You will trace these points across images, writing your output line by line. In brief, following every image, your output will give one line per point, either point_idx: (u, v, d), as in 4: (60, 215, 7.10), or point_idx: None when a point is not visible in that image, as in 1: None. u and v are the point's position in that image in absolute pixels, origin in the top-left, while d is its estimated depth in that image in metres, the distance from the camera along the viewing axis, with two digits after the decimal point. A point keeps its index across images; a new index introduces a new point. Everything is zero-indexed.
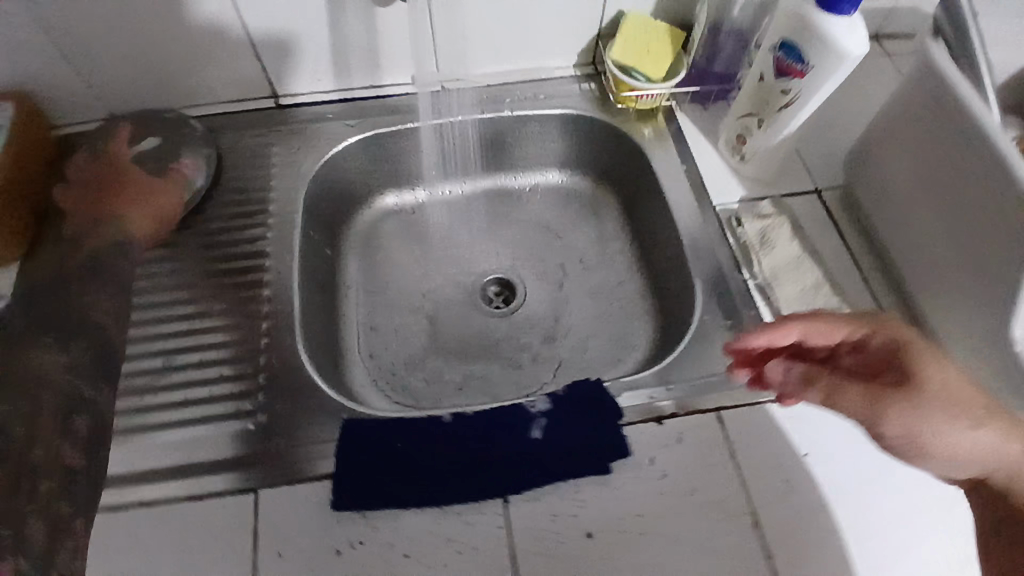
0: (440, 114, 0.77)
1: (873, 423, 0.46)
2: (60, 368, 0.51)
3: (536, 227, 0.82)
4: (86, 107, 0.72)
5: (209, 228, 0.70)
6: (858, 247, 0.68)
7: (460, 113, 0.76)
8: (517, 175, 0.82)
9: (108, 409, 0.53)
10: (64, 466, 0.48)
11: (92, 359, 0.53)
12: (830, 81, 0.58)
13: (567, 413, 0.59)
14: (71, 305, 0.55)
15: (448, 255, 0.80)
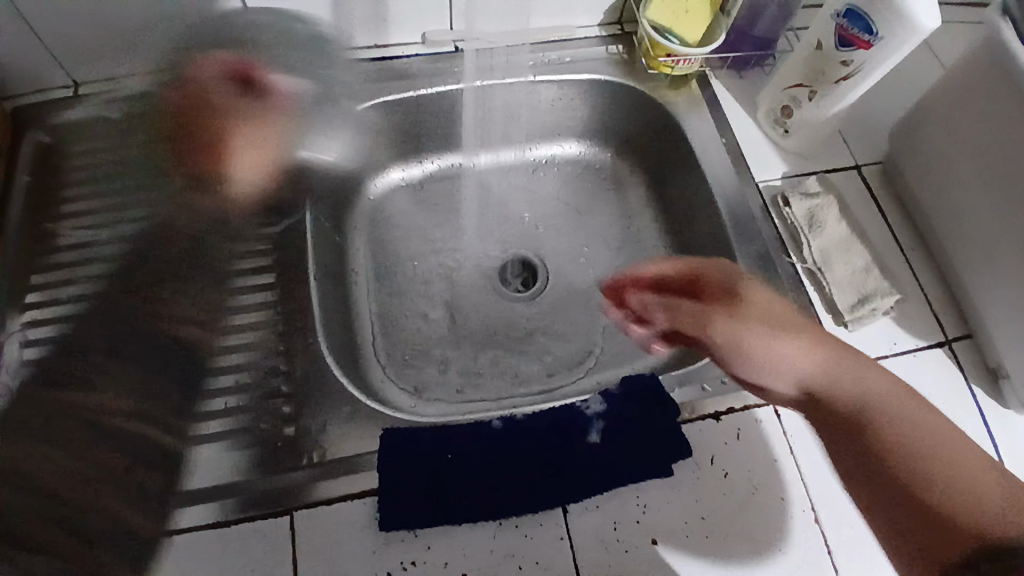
0: (485, 75, 0.69)
1: (706, 339, 0.53)
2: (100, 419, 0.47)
3: (556, 203, 0.76)
4: (48, 70, 0.62)
5: (204, 213, 0.62)
6: (899, 225, 0.65)
7: (506, 75, 0.69)
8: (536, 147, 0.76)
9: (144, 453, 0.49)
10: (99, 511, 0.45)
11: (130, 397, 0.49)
12: (897, 54, 0.56)
13: (624, 414, 0.56)
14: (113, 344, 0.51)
15: (464, 233, 0.74)
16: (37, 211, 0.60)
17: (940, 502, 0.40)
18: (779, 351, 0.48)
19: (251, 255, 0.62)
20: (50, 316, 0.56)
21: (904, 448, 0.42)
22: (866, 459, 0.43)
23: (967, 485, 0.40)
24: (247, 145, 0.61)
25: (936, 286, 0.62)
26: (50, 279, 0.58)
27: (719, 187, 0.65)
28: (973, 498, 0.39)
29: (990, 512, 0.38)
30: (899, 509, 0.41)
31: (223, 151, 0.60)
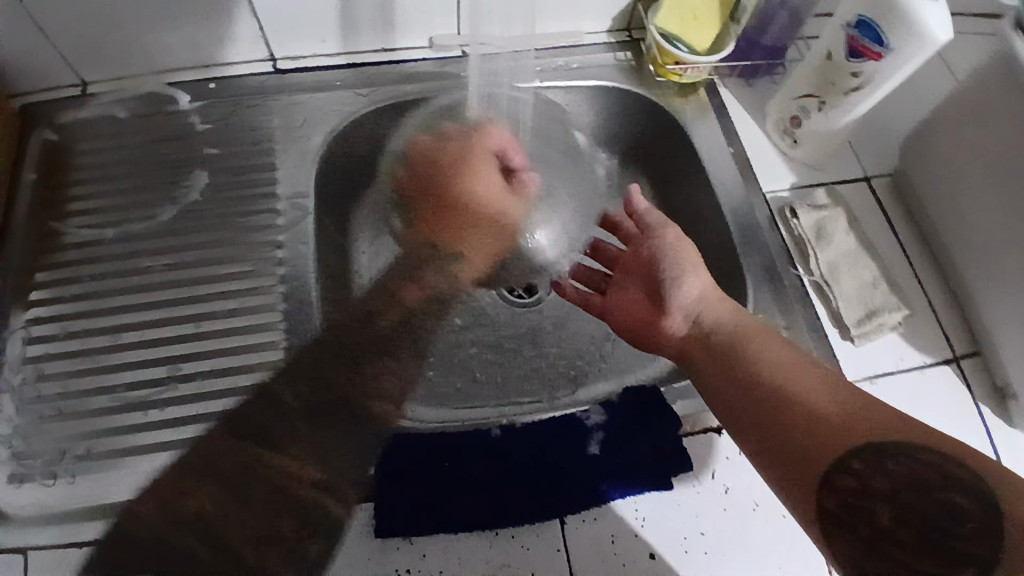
0: (490, 83, 0.69)
1: (638, 244, 0.62)
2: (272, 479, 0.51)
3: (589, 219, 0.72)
4: (56, 72, 0.62)
5: (209, 216, 0.62)
6: (908, 238, 0.64)
7: (513, 83, 0.69)
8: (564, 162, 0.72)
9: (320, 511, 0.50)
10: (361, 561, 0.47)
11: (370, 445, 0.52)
12: (908, 66, 0.55)
13: (625, 425, 0.55)
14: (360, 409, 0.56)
15: None
16: (44, 213, 0.61)
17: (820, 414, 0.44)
18: (688, 287, 0.56)
19: (253, 255, 0.60)
20: (56, 313, 0.57)
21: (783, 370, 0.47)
22: (748, 384, 0.48)
23: (843, 398, 0.45)
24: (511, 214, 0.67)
25: (945, 301, 0.61)
26: (56, 276, 0.59)
27: (727, 197, 0.65)
28: (850, 408, 0.44)
29: (864, 417, 0.44)
30: (784, 427, 0.45)
31: (485, 225, 0.67)
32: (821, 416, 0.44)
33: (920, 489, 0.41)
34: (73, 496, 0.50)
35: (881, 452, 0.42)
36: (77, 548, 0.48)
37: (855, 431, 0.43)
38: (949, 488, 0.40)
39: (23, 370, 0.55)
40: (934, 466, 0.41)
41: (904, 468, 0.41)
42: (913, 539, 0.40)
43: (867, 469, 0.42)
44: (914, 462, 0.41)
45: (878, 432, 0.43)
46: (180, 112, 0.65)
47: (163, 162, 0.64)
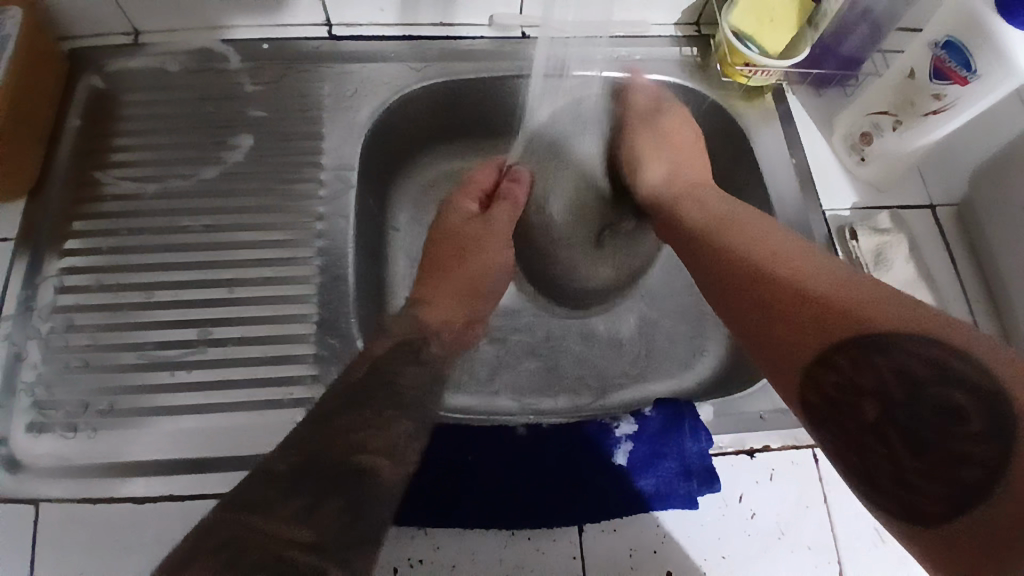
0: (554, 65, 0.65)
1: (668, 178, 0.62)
2: (295, 545, 0.37)
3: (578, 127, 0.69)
4: (109, 19, 0.62)
5: (251, 178, 0.61)
6: (968, 273, 0.60)
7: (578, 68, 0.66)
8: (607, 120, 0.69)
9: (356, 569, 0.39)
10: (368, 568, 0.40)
11: (342, 522, 0.40)
12: (994, 96, 0.52)
13: (657, 438, 0.53)
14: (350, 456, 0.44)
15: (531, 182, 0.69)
16: (86, 161, 0.61)
17: (809, 306, 0.40)
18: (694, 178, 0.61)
19: (292, 225, 0.59)
20: (89, 265, 0.57)
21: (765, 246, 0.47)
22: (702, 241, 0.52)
23: (864, 285, 0.39)
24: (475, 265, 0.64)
25: (999, 344, 0.58)
26: (93, 227, 0.58)
27: (783, 212, 0.62)
28: (898, 305, 0.37)
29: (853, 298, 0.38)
30: (807, 320, 0.39)
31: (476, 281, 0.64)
32: (844, 313, 0.38)
33: (914, 387, 0.34)
34: (93, 451, 0.50)
35: (876, 347, 0.36)
36: (92, 504, 0.48)
37: (830, 315, 0.38)
38: (954, 386, 0.33)
39: (52, 319, 0.54)
40: (930, 368, 0.34)
41: (917, 360, 0.34)
42: (904, 444, 0.34)
43: (875, 374, 0.36)
44: (933, 356, 0.34)
45: (875, 322, 0.37)
46: (230, 70, 0.64)
47: (209, 121, 0.63)
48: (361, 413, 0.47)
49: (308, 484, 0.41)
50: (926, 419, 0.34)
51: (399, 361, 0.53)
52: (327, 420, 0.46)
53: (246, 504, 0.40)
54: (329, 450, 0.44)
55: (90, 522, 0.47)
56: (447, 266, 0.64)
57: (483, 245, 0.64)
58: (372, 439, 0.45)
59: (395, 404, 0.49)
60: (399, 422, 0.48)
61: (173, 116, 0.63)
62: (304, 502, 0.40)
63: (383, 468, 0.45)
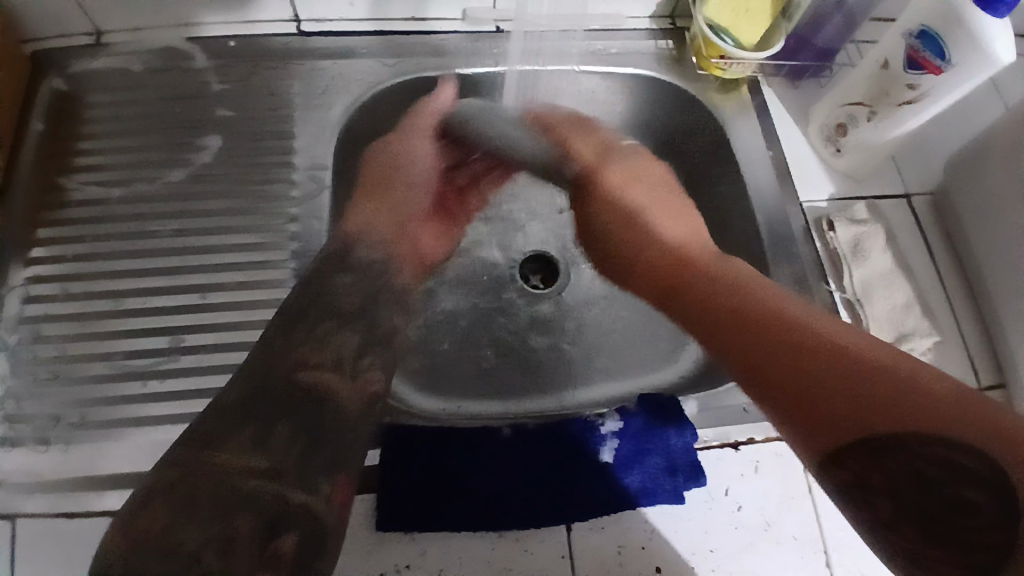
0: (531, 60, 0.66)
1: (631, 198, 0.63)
2: (253, 475, 0.46)
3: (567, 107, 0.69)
4: (69, 18, 0.59)
5: (222, 179, 0.59)
6: (945, 261, 0.61)
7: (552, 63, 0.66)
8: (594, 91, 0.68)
9: (320, 513, 0.46)
10: (335, 502, 0.46)
11: (302, 448, 0.48)
12: (967, 84, 0.52)
13: (640, 435, 0.53)
14: (286, 371, 0.51)
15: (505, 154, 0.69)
16: (49, 167, 0.59)
17: (847, 395, 0.40)
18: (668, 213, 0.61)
19: (266, 228, 0.58)
20: (56, 274, 0.55)
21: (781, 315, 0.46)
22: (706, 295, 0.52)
23: (892, 370, 0.40)
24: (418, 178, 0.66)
25: (976, 330, 0.58)
26: (59, 235, 0.56)
27: (762, 203, 0.62)
28: (926, 386, 0.39)
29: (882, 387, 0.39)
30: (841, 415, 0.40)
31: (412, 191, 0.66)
32: (876, 408, 0.39)
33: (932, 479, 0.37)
34: (65, 466, 0.48)
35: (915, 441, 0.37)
36: (65, 521, 0.46)
37: (880, 406, 0.39)
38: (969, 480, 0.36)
39: (17, 331, 0.53)
40: (949, 460, 0.37)
41: (943, 452, 0.37)
42: (922, 524, 0.38)
43: (901, 475, 0.38)
44: (954, 457, 0.37)
45: (920, 418, 0.38)
46: (197, 69, 0.62)
47: (176, 122, 0.61)
48: (295, 336, 0.53)
49: (254, 415, 0.49)
50: (942, 505, 0.37)
51: (330, 276, 0.57)
52: (275, 339, 0.53)
53: (202, 437, 0.47)
54: (274, 382, 0.50)
55: (63, 541, 0.46)
56: (375, 181, 0.64)
57: (405, 151, 0.64)
58: (312, 357, 0.52)
59: (329, 318, 0.55)
60: (347, 333, 0.55)
61: (139, 118, 0.61)
62: (258, 432, 0.48)
63: (335, 381, 0.52)
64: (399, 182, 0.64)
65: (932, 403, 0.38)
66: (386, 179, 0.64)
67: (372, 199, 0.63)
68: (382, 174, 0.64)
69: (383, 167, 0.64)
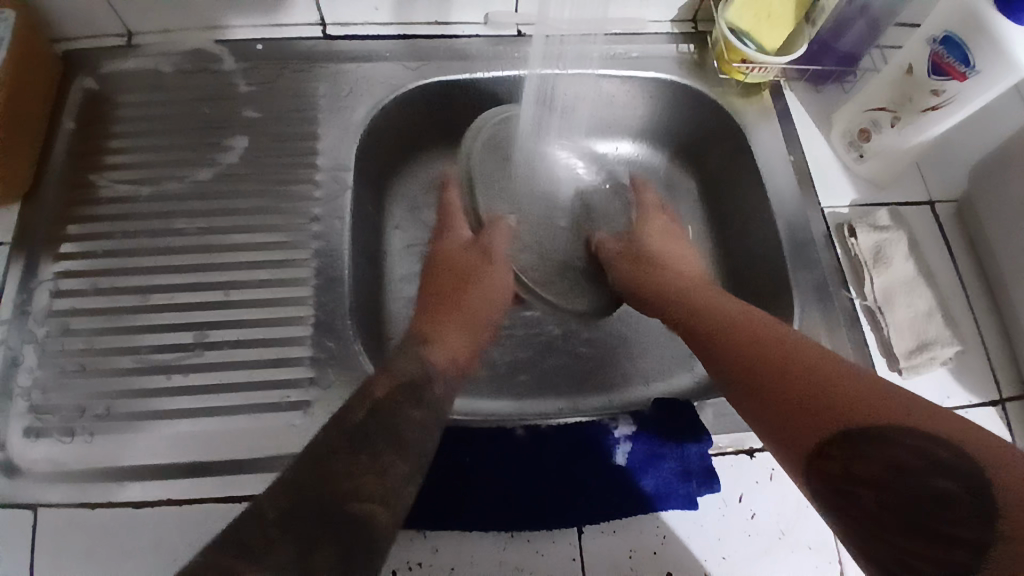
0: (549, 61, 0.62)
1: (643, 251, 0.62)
2: None
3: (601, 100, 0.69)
4: (103, 20, 0.61)
5: (246, 179, 0.61)
6: (968, 270, 0.60)
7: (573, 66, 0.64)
8: (620, 93, 0.68)
9: None
10: None
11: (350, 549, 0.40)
12: (992, 91, 0.52)
13: (654, 439, 0.53)
14: (339, 494, 0.41)
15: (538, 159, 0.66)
16: (80, 164, 0.60)
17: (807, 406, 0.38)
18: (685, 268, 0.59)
19: (288, 227, 0.59)
20: (84, 269, 0.56)
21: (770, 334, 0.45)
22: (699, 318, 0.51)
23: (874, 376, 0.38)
24: (478, 287, 0.59)
25: (998, 340, 0.57)
26: (87, 231, 0.58)
27: (781, 208, 0.62)
28: (880, 392, 0.36)
29: (851, 383, 0.38)
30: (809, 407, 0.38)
31: (475, 299, 0.59)
32: (842, 399, 0.37)
33: (905, 475, 0.33)
34: (90, 455, 0.50)
35: (870, 433, 0.35)
36: (90, 508, 0.48)
37: (832, 409, 0.37)
38: (944, 472, 0.32)
39: (47, 323, 0.54)
40: (921, 448, 0.33)
41: (905, 445, 0.33)
42: (901, 528, 0.32)
43: (872, 469, 0.34)
44: (927, 445, 0.33)
45: (868, 414, 0.35)
46: (224, 71, 0.64)
47: (203, 122, 0.62)
48: (355, 462, 0.43)
49: (296, 529, 0.39)
50: (915, 502, 0.32)
51: (399, 408, 0.48)
52: (328, 461, 0.43)
53: (241, 546, 0.38)
54: (330, 496, 0.41)
55: (88, 527, 0.47)
56: (448, 300, 0.59)
57: (492, 268, 0.60)
58: (368, 484, 0.43)
59: (396, 448, 0.45)
60: (403, 463, 0.45)
61: (168, 118, 0.62)
62: (298, 548, 0.38)
63: (380, 515, 0.42)
64: (455, 297, 0.59)
65: (905, 400, 0.36)
66: (450, 292, 0.59)
67: (432, 315, 0.58)
68: (442, 288, 0.60)
69: (442, 283, 0.60)
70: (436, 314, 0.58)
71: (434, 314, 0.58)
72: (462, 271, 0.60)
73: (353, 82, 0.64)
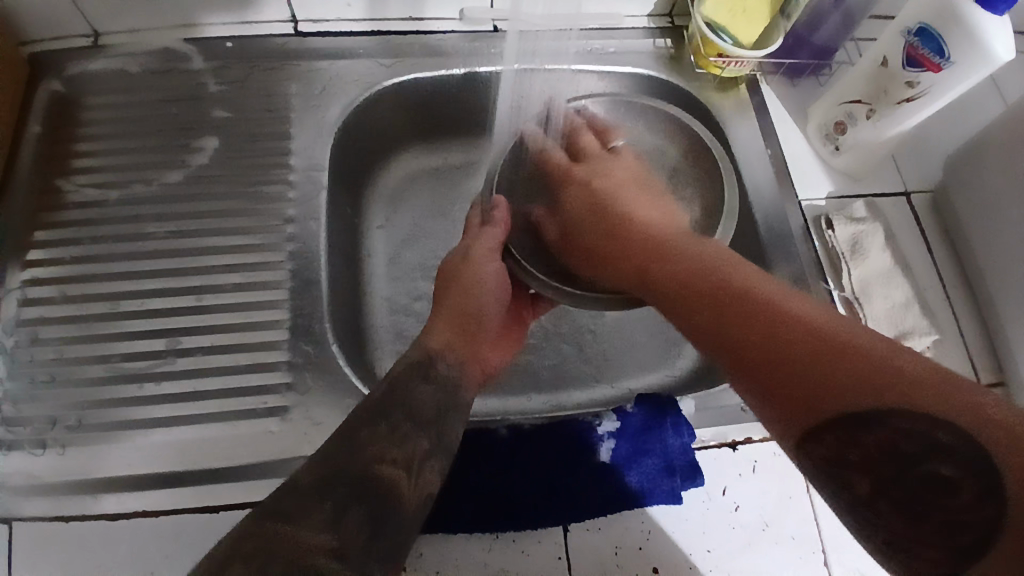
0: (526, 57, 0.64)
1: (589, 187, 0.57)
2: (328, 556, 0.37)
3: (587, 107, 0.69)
4: (66, 20, 0.60)
5: (218, 181, 0.59)
6: (944, 260, 0.61)
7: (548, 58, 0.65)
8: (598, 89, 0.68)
9: None
10: None
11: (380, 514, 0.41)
12: (966, 83, 0.52)
13: (637, 435, 0.52)
14: (364, 463, 0.42)
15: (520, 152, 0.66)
16: (47, 169, 0.59)
17: (791, 384, 0.34)
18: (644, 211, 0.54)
19: (262, 229, 0.58)
20: (53, 276, 0.55)
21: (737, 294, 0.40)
22: (659, 277, 0.46)
23: (859, 337, 0.34)
24: (477, 284, 0.56)
25: (975, 328, 0.58)
26: (55, 237, 0.56)
27: (759, 203, 0.62)
28: (868, 360, 0.32)
29: (833, 357, 0.33)
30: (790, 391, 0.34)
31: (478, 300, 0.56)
32: (830, 379, 0.33)
33: (904, 460, 0.31)
34: (64, 468, 0.48)
35: (863, 418, 0.32)
36: (65, 522, 0.47)
37: (821, 391, 0.33)
38: (942, 457, 0.30)
39: (17, 333, 0.53)
40: (916, 432, 0.30)
41: (901, 430, 0.31)
42: (905, 513, 0.31)
43: (867, 450, 0.32)
44: (924, 429, 0.30)
45: (858, 395, 0.32)
46: (194, 70, 0.62)
47: (173, 124, 0.61)
48: (376, 432, 0.44)
49: (331, 495, 0.40)
50: (919, 485, 0.31)
51: (409, 385, 0.48)
52: (353, 429, 0.44)
53: (277, 512, 0.38)
54: (360, 462, 0.42)
55: (63, 542, 0.46)
56: (446, 295, 0.56)
57: (483, 261, 0.56)
58: (391, 452, 0.44)
59: (413, 420, 0.46)
60: (418, 438, 0.45)
61: (137, 120, 0.61)
62: (333, 509, 0.39)
63: (403, 485, 0.43)
64: (451, 293, 0.56)
65: (899, 371, 0.31)
66: (448, 288, 0.56)
67: (437, 313, 0.55)
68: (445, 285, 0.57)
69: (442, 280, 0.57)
70: (439, 310, 0.55)
71: (435, 311, 0.55)
72: (459, 267, 0.56)
73: (326, 80, 0.63)
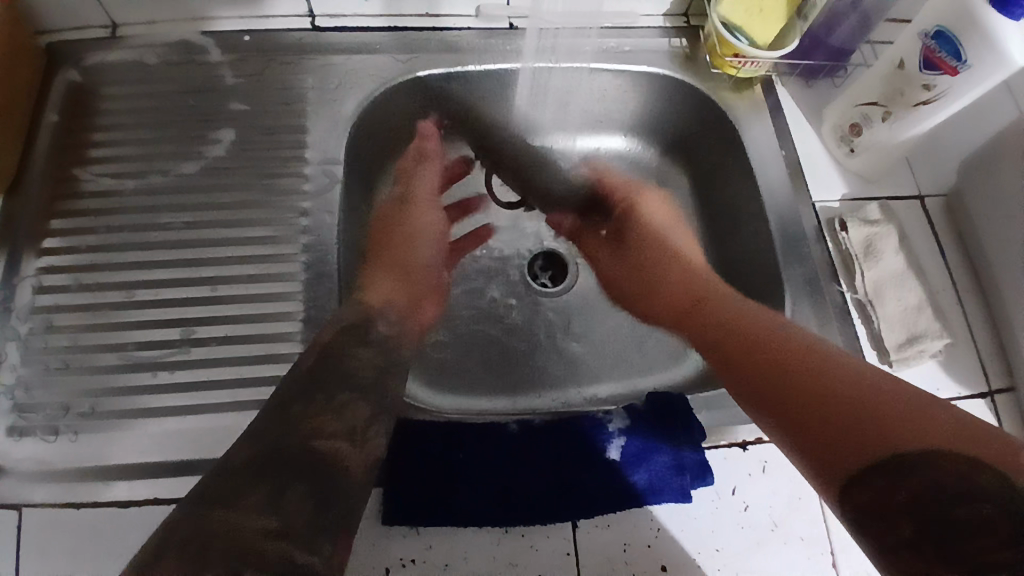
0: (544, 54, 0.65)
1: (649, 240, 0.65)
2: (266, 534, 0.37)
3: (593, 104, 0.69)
4: (85, 10, 0.60)
5: (233, 172, 0.60)
6: (956, 263, 0.60)
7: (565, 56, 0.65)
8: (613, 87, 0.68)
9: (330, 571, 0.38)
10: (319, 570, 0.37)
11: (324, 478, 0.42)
12: (982, 87, 0.52)
13: (648, 433, 0.53)
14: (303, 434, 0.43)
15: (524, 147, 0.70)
16: (62, 158, 0.59)
17: (836, 430, 0.40)
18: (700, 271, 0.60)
19: (276, 221, 0.58)
20: (68, 263, 0.55)
21: (784, 347, 0.47)
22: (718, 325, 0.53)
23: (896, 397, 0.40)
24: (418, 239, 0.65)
25: (987, 332, 0.58)
26: (72, 225, 0.57)
27: (772, 203, 0.62)
28: (903, 416, 0.39)
29: (878, 405, 0.40)
30: (826, 429, 0.41)
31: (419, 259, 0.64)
32: (873, 430, 0.39)
33: (937, 505, 0.36)
34: (75, 455, 0.49)
35: (905, 466, 0.37)
36: (76, 508, 0.47)
37: (867, 437, 0.39)
38: (977, 501, 0.34)
39: (31, 320, 0.53)
40: (952, 475, 0.36)
41: (935, 474, 0.36)
42: (939, 554, 0.35)
43: (904, 492, 0.37)
44: (961, 475, 0.35)
45: (901, 443, 0.38)
46: (210, 63, 0.63)
47: (189, 115, 0.61)
48: (310, 405, 0.45)
49: (268, 475, 0.40)
50: (947, 523, 0.35)
51: (346, 347, 0.50)
52: (284, 406, 0.44)
53: (212, 498, 0.39)
54: (299, 432, 0.43)
55: (73, 528, 0.46)
56: (388, 245, 0.64)
57: (422, 210, 0.66)
58: (330, 424, 0.45)
59: (350, 387, 0.48)
60: (360, 402, 0.47)
61: (152, 110, 0.61)
62: (269, 490, 0.39)
63: (348, 453, 0.44)
64: (395, 245, 0.63)
65: (937, 426, 0.38)
66: (388, 241, 0.64)
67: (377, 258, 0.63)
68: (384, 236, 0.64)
69: (385, 234, 0.64)
70: (378, 257, 0.63)
71: (377, 257, 0.63)
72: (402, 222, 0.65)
73: (341, 74, 0.63)
